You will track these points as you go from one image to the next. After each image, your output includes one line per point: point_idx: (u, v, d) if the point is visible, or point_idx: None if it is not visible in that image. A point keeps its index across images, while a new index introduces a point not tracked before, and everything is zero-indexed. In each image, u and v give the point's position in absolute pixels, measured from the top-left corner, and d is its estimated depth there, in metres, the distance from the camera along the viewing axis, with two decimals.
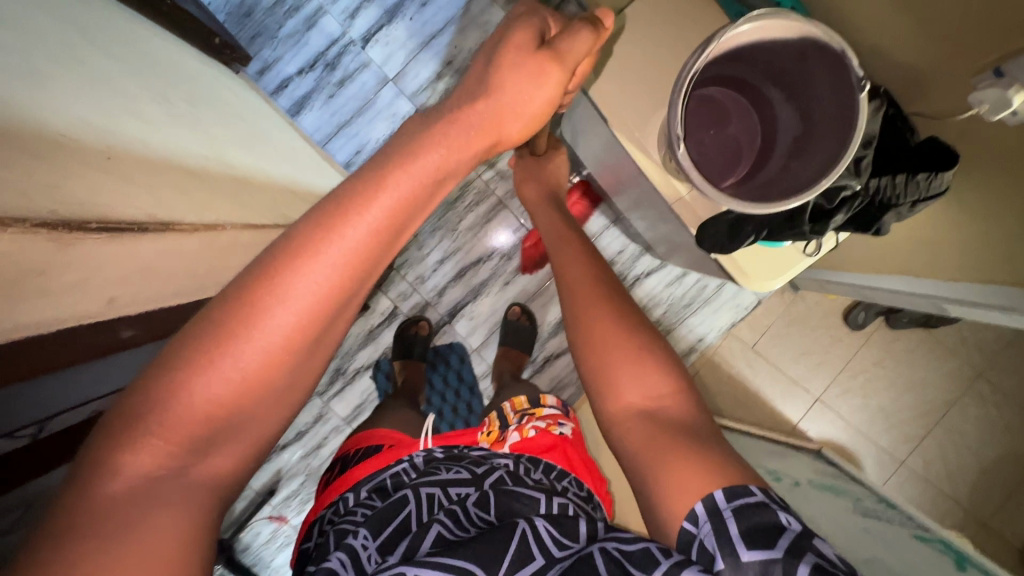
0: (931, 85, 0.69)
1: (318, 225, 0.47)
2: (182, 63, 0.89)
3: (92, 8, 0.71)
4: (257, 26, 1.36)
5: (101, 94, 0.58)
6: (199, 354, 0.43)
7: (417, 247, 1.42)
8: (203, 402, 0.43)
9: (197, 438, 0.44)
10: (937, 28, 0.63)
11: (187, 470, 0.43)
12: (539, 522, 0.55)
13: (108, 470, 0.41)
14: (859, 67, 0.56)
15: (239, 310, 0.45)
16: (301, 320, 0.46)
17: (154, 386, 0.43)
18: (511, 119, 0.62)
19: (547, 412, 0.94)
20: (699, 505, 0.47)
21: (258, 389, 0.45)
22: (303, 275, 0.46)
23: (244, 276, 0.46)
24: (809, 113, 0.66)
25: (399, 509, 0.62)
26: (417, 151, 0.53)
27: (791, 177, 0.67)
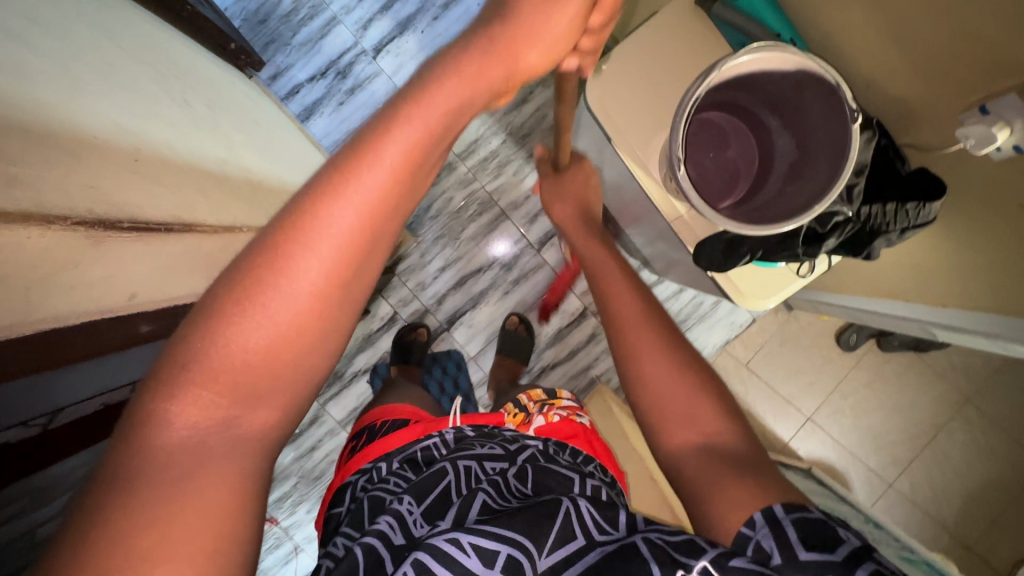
0: (921, 118, 0.72)
1: (345, 159, 0.44)
2: (201, 68, 0.91)
3: (119, 13, 0.73)
4: (272, 32, 1.39)
5: (126, 93, 0.60)
6: (233, 300, 0.41)
7: (418, 254, 1.45)
8: (241, 353, 0.41)
9: (243, 390, 0.42)
10: (928, 65, 0.66)
11: (237, 423, 0.42)
12: (582, 504, 0.57)
13: (155, 425, 0.39)
14: (853, 99, 0.59)
15: (271, 254, 0.42)
16: (337, 259, 0.43)
17: (187, 339, 0.41)
18: (532, 47, 0.55)
19: (566, 403, 0.95)
20: (757, 513, 0.50)
21: (300, 337, 0.43)
22: (331, 214, 0.43)
23: (271, 225, 0.44)
24: (804, 140, 0.69)
25: (440, 479, 0.65)
26: (440, 75, 0.48)
27: (786, 201, 0.70)
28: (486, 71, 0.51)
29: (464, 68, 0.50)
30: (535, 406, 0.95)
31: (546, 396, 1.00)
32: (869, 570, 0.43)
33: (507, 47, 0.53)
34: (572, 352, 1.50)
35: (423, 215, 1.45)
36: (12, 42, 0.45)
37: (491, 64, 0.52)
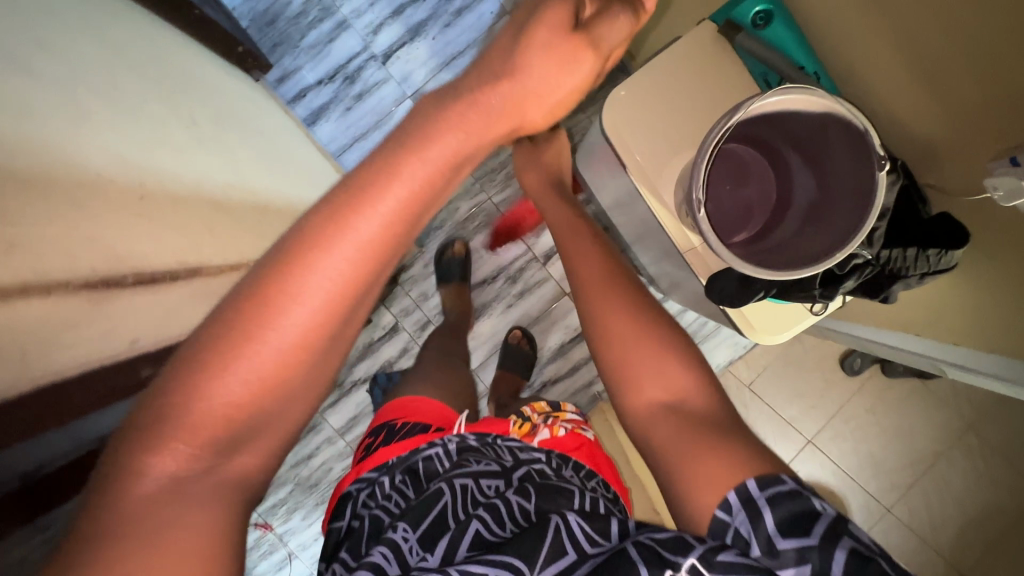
0: (944, 161, 0.70)
1: (332, 215, 0.45)
2: (212, 78, 0.90)
3: (128, 26, 0.71)
4: (279, 33, 1.36)
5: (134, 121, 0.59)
6: (215, 354, 0.43)
7: (422, 264, 1.45)
8: (221, 404, 0.43)
9: (221, 438, 0.44)
10: (956, 110, 0.64)
11: (215, 469, 0.44)
12: (572, 517, 0.55)
13: (136, 472, 0.41)
14: (881, 147, 0.57)
15: (254, 308, 0.44)
16: (317, 316, 0.45)
17: (171, 387, 0.43)
18: (537, 99, 0.56)
19: (572, 416, 0.93)
20: (731, 494, 0.49)
21: (277, 388, 0.45)
22: (315, 271, 0.44)
23: (256, 276, 0.45)
24: (826, 182, 0.67)
25: (435, 502, 0.64)
26: (435, 131, 0.49)
27: (803, 243, 0.68)
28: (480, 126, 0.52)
29: (460, 124, 0.50)
30: (539, 415, 0.93)
31: (550, 408, 0.97)
32: (849, 549, 0.43)
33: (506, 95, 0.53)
34: (573, 368, 1.48)
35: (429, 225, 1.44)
36: (16, 71, 0.44)
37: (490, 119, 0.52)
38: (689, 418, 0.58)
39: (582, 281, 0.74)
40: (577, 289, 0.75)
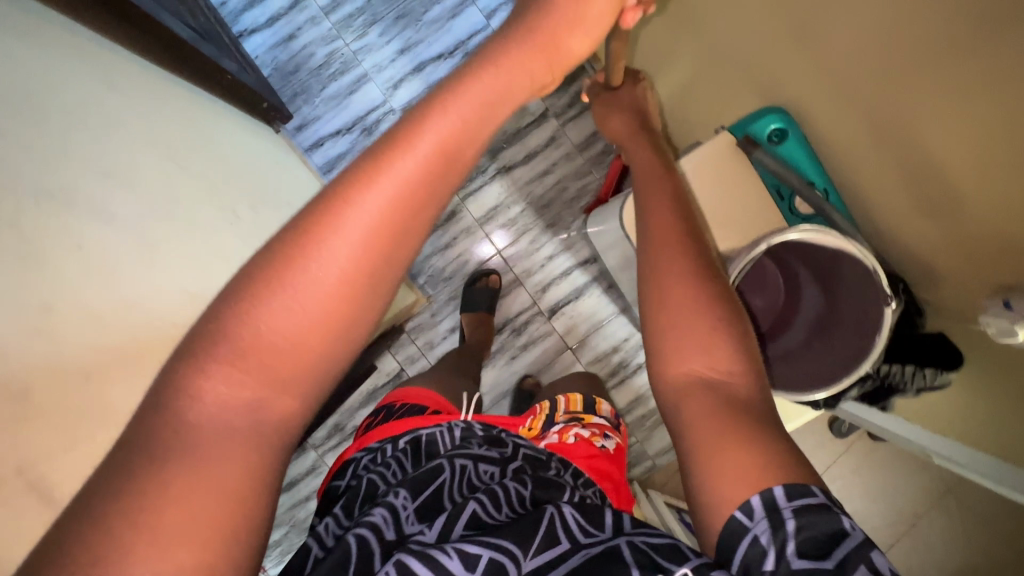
0: (941, 281, 0.75)
1: (391, 141, 0.45)
2: (249, 150, 0.96)
3: (172, 120, 0.75)
4: (300, 83, 1.39)
5: (156, 219, 0.68)
6: (273, 271, 0.40)
7: (430, 313, 1.47)
8: (273, 331, 0.40)
9: (270, 372, 0.40)
10: (954, 242, 0.69)
11: (260, 404, 0.40)
12: (567, 509, 0.54)
13: (185, 397, 0.38)
14: (887, 285, 0.62)
15: (313, 225, 0.42)
16: (377, 236, 0.42)
17: (223, 315, 0.40)
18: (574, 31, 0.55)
19: (596, 420, 0.95)
20: (755, 498, 0.43)
21: (330, 317, 0.42)
22: (369, 194, 0.42)
23: (316, 203, 0.43)
24: (835, 302, 0.72)
25: (435, 475, 0.64)
26: (476, 70, 0.50)
27: (813, 356, 0.73)
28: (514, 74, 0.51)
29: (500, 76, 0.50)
30: (564, 416, 0.96)
31: (581, 409, 1.00)
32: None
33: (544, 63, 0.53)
34: None
35: (438, 276, 1.47)
36: (59, 216, 0.55)
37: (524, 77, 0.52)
38: (722, 393, 0.50)
39: (654, 230, 0.62)
40: (643, 242, 0.63)
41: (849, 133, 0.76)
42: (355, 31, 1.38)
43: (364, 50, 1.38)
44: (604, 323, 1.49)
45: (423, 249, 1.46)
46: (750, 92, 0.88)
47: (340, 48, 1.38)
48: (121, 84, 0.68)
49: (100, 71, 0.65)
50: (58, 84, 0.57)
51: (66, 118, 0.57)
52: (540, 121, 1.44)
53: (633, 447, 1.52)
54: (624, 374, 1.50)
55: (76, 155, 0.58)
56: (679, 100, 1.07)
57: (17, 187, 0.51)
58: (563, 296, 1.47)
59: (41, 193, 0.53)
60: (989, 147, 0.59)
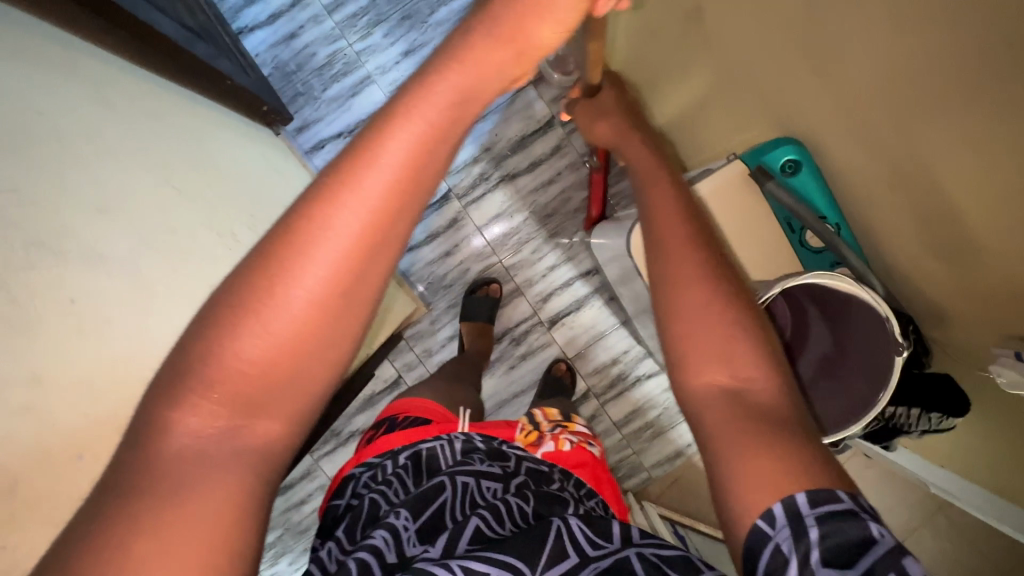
0: (951, 323, 0.73)
1: (349, 154, 0.40)
2: (249, 161, 0.93)
3: (171, 133, 0.72)
4: (301, 84, 1.35)
5: (153, 252, 0.61)
6: (239, 300, 0.38)
7: (429, 321, 1.46)
8: (246, 359, 0.37)
9: (246, 400, 0.38)
10: (966, 289, 0.67)
11: (242, 430, 0.38)
12: (573, 521, 0.55)
13: (161, 429, 0.36)
14: (899, 333, 0.62)
15: (277, 250, 0.38)
16: (344, 259, 0.39)
17: (192, 344, 0.37)
18: (541, 16, 0.45)
19: (579, 428, 0.88)
20: (778, 506, 0.39)
21: (308, 338, 0.39)
22: (341, 209, 0.39)
23: (284, 221, 0.39)
24: (841, 342, 0.71)
25: (437, 493, 0.62)
26: (435, 70, 0.44)
27: (815, 397, 0.72)
28: (485, 66, 0.45)
29: (467, 69, 0.44)
30: (546, 423, 0.87)
31: (560, 417, 0.93)
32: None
33: (511, 53, 0.46)
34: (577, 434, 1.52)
35: (437, 284, 1.45)
36: (50, 265, 0.49)
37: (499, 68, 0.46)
38: (726, 400, 0.45)
39: (666, 241, 0.56)
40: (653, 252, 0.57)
41: (862, 168, 0.74)
42: (358, 31, 1.34)
43: (367, 51, 1.35)
44: (604, 335, 1.47)
45: (422, 256, 1.45)
46: (765, 117, 0.86)
47: (343, 48, 1.35)
48: (117, 103, 0.64)
49: (92, 90, 0.60)
50: (44, 110, 0.51)
51: (58, 147, 0.51)
52: (545, 128, 1.41)
53: (628, 458, 1.51)
54: (623, 387, 1.49)
55: (68, 189, 0.51)
56: (690, 117, 1.04)
57: (8, 236, 0.45)
58: (563, 307, 1.46)
59: (28, 239, 0.47)
60: (997, 201, 0.57)
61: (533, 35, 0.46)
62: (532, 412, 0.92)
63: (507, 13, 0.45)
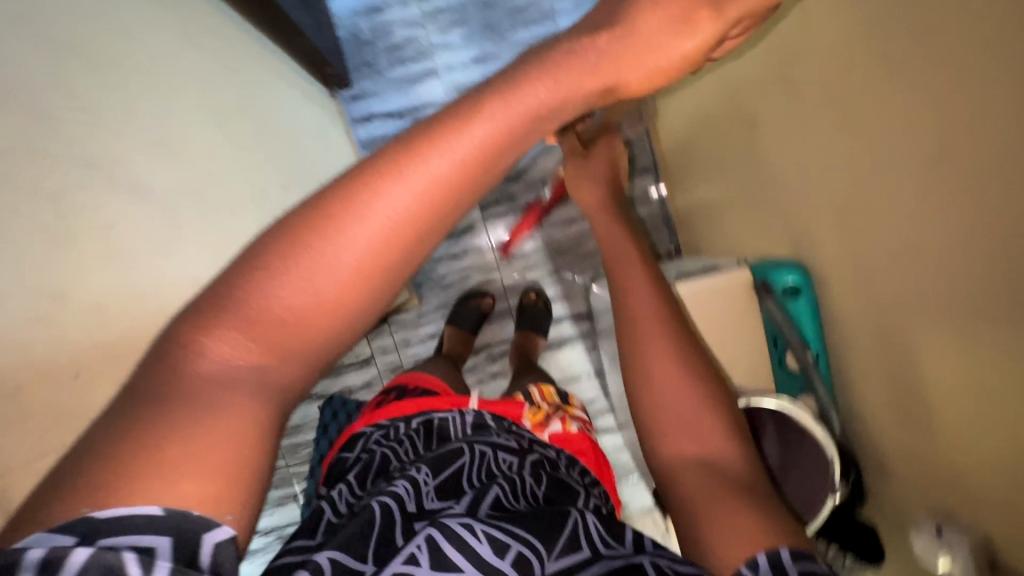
0: (892, 480, 0.77)
1: (421, 132, 0.36)
2: (298, 115, 0.96)
3: (233, 76, 0.74)
4: (370, 56, 1.39)
5: (188, 197, 0.62)
6: (280, 250, 0.34)
7: (417, 314, 1.49)
8: (290, 301, 0.34)
9: (284, 343, 0.35)
10: (920, 460, 0.70)
11: (266, 370, 0.35)
12: (590, 517, 0.49)
13: (191, 352, 0.33)
14: (837, 477, 0.72)
15: (329, 207, 0.35)
16: (392, 235, 0.35)
17: (233, 283, 0.34)
18: (629, 60, 0.41)
19: (578, 415, 0.90)
20: (762, 555, 0.41)
21: (352, 295, 0.35)
22: (408, 176, 0.35)
23: (346, 177, 0.36)
24: (791, 461, 0.75)
25: (455, 456, 0.60)
26: (525, 73, 0.38)
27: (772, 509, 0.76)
28: (573, 84, 0.39)
29: (558, 75, 0.38)
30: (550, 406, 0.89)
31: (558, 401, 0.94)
32: None
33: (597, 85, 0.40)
34: None
35: (435, 282, 1.48)
36: (89, 185, 0.50)
37: (573, 87, 0.39)
38: (729, 485, 0.49)
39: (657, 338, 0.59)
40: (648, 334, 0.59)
41: (854, 318, 0.78)
42: (439, 26, 1.38)
43: (441, 46, 1.39)
44: (578, 378, 1.50)
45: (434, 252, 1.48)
46: (784, 235, 0.90)
47: (419, 37, 1.38)
48: (199, 38, 0.66)
49: (181, 22, 0.63)
50: (134, 37, 0.54)
51: (137, 76, 0.54)
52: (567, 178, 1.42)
53: None
54: None
55: (133, 116, 0.53)
56: (721, 206, 1.10)
57: (43, 140, 0.46)
58: (548, 341, 1.48)
59: (86, 162, 0.49)
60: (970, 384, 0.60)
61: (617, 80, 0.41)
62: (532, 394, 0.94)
63: (597, 48, 0.40)
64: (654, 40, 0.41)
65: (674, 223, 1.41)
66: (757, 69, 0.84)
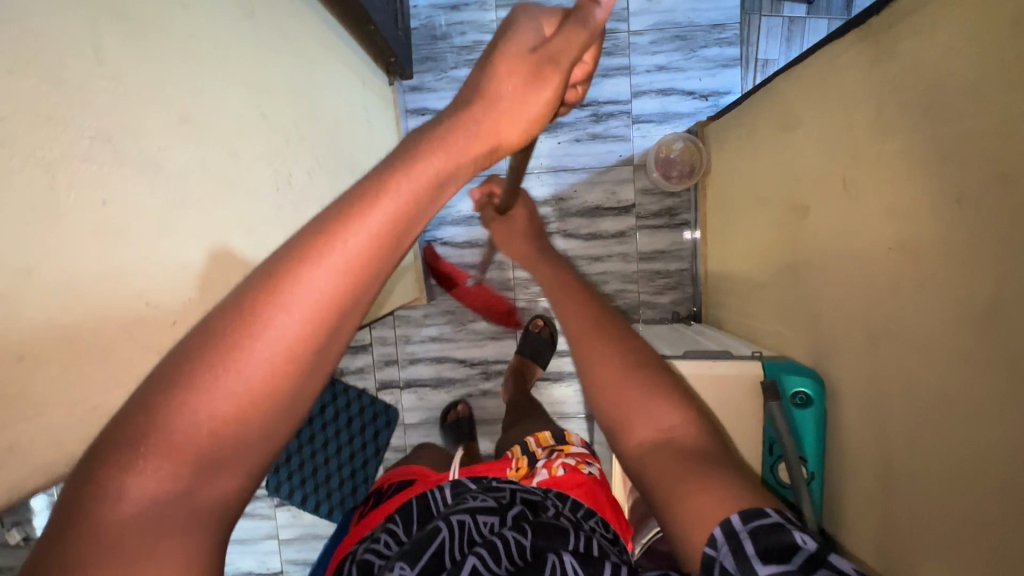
0: None
1: (329, 215, 0.32)
2: (346, 102, 0.96)
3: (284, 57, 0.73)
4: (438, 52, 1.38)
5: (204, 177, 0.56)
6: (193, 364, 0.28)
7: (423, 313, 1.47)
8: (213, 415, 0.28)
9: (218, 459, 0.28)
10: None
11: (200, 492, 0.28)
12: (569, 558, 0.54)
13: (105, 496, 0.26)
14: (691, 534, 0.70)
15: (246, 308, 0.29)
16: (322, 321, 0.30)
17: (129, 416, 0.27)
18: (513, 117, 0.38)
19: (575, 450, 0.86)
20: (717, 528, 0.38)
21: (289, 390, 0.30)
22: (329, 258, 0.30)
23: (256, 272, 0.31)
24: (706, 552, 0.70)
25: (433, 536, 0.57)
26: (420, 139, 0.35)
27: None
28: (472, 144, 0.36)
29: (454, 135, 0.35)
30: (542, 453, 0.87)
31: (553, 442, 0.92)
32: None
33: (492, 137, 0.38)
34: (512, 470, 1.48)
35: None
36: (105, 161, 0.44)
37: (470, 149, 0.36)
38: (684, 457, 0.43)
39: None
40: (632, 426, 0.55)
41: (862, 449, 0.73)
42: None
43: None
44: (568, 417, 1.47)
45: (451, 256, 1.46)
46: (804, 338, 0.86)
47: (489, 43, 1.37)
48: (258, 15, 0.66)
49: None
50: (188, 5, 0.54)
51: (184, 49, 0.53)
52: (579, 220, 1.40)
53: None
54: None
55: (164, 89, 0.50)
56: (750, 287, 1.06)
57: (80, 119, 0.42)
58: (546, 371, 1.45)
59: (98, 132, 0.44)
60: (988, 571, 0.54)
61: (502, 138, 0.39)
62: (527, 441, 0.94)
63: (479, 108, 0.37)
64: (519, 98, 0.38)
65: (700, 285, 1.36)
66: (818, 162, 0.80)
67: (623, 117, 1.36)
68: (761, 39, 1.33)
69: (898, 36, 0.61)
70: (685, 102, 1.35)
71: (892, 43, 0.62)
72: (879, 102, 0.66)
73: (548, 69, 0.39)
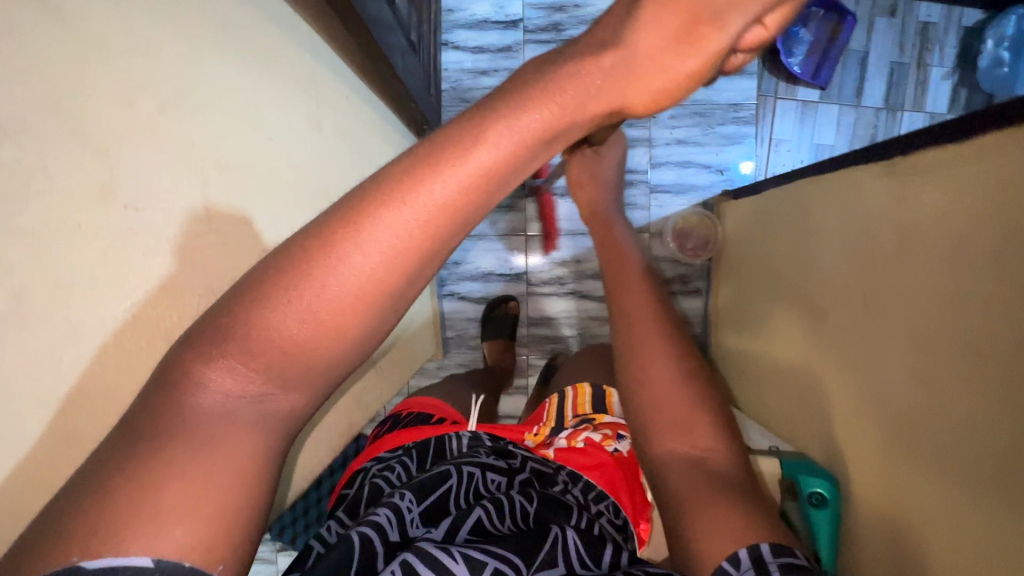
0: None
1: (416, 163, 0.37)
2: None
3: None
4: None
5: None
6: (285, 273, 0.36)
7: (436, 365, 1.49)
8: (295, 323, 0.35)
9: (287, 363, 0.36)
10: None
11: (270, 400, 0.37)
12: (570, 534, 0.56)
13: (200, 375, 0.36)
14: None
15: (331, 233, 0.36)
16: (391, 258, 0.36)
17: (240, 304, 0.36)
18: (638, 85, 0.42)
19: (605, 423, 0.85)
20: (742, 551, 0.47)
21: (355, 318, 0.36)
22: (400, 210, 0.36)
23: (346, 202, 0.38)
24: None
25: (442, 479, 0.62)
26: (519, 101, 0.38)
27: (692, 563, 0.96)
28: (582, 109, 0.40)
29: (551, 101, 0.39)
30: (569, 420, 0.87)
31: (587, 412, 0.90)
32: None
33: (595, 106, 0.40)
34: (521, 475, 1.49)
35: (463, 340, 1.49)
36: None
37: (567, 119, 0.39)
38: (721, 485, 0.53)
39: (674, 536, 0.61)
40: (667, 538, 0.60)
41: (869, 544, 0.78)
42: None
43: None
44: None
45: (466, 310, 1.49)
46: (816, 426, 0.91)
47: None
48: None
49: None
50: None
51: None
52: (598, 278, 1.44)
53: None
54: None
55: None
56: (762, 364, 1.11)
57: None
58: None
59: None
60: None
61: (625, 102, 0.42)
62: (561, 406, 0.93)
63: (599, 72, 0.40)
64: (659, 57, 0.41)
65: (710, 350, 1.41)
66: (835, 266, 0.85)
67: (641, 185, 1.41)
68: (775, 120, 1.39)
69: (922, 180, 0.66)
70: (703, 175, 1.40)
71: (916, 184, 0.67)
72: (898, 231, 0.71)
73: (705, 30, 0.40)
